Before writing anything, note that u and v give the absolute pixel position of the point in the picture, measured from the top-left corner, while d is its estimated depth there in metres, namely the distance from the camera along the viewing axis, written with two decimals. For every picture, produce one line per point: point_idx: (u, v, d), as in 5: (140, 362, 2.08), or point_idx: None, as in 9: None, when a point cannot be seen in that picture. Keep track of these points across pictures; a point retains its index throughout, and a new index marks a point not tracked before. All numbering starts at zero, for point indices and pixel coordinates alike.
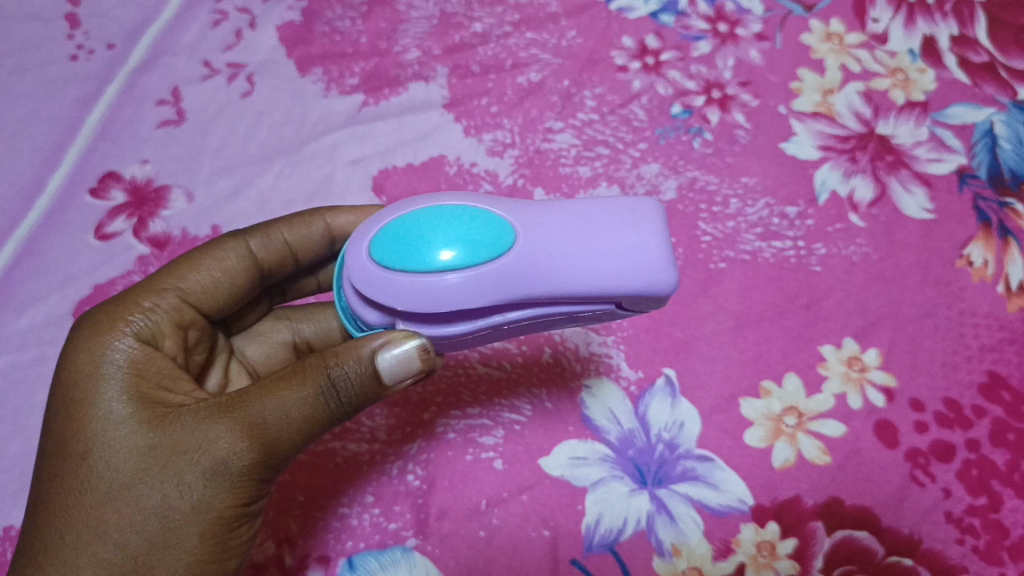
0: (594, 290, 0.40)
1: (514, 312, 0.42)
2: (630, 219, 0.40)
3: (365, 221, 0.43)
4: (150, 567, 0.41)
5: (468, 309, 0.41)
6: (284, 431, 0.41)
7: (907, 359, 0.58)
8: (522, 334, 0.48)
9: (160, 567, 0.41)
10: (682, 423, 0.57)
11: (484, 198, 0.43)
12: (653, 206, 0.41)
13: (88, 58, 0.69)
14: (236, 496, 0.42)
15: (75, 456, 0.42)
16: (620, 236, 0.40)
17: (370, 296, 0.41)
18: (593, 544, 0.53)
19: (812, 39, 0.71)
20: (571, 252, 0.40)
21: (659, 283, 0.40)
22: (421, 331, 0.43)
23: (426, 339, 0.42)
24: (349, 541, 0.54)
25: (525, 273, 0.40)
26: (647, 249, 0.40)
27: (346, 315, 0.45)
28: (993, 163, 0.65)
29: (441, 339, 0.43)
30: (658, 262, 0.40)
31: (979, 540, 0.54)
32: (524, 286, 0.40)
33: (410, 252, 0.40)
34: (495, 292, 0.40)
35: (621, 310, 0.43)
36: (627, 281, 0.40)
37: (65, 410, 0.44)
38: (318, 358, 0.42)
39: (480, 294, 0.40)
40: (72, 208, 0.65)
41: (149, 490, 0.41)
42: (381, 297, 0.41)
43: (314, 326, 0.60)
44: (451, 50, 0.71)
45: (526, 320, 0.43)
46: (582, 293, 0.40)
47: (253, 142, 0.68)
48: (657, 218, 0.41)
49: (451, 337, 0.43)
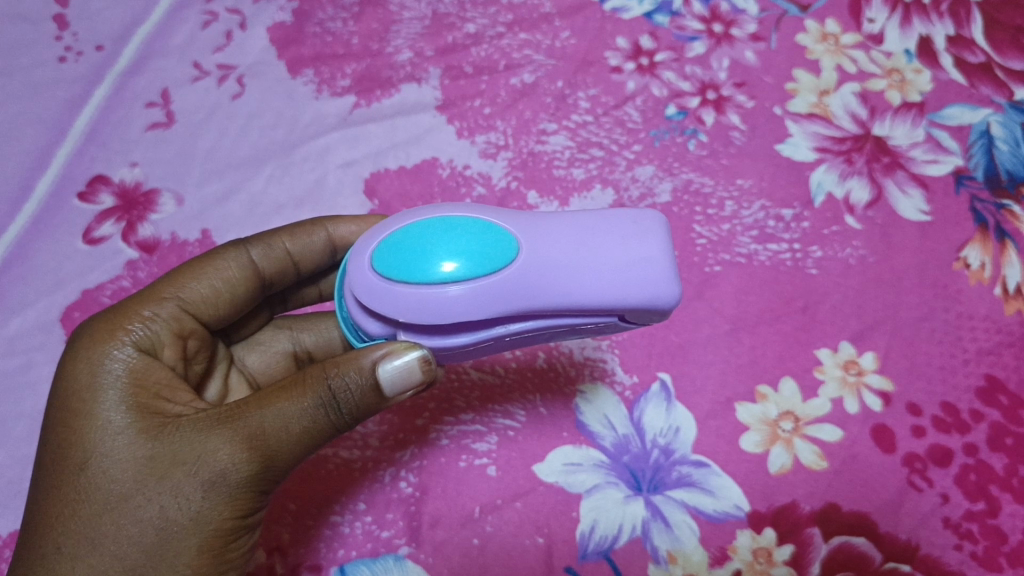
0: (597, 303, 0.40)
1: (515, 324, 0.42)
2: (634, 231, 0.40)
3: (367, 231, 0.43)
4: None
5: (470, 321, 0.40)
6: (284, 442, 0.41)
7: (904, 363, 0.58)
8: (522, 345, 0.48)
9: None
10: (677, 429, 0.56)
11: (486, 209, 0.42)
12: (657, 218, 0.41)
13: (77, 60, 0.69)
14: (236, 508, 0.41)
15: (72, 467, 0.42)
16: (623, 249, 0.40)
17: (371, 307, 0.41)
18: (588, 552, 0.53)
19: (808, 39, 0.71)
20: (574, 264, 0.40)
21: (662, 297, 0.39)
22: (423, 342, 0.42)
23: (427, 350, 0.42)
24: (341, 549, 0.53)
25: (527, 285, 0.40)
26: (652, 261, 0.39)
27: (348, 325, 0.45)
28: (989, 165, 0.65)
29: (442, 350, 0.43)
30: (663, 275, 0.39)
31: (978, 546, 0.53)
32: (527, 298, 0.40)
33: (411, 264, 0.39)
34: (498, 306, 0.40)
35: (623, 322, 0.42)
36: (632, 294, 0.39)
37: (63, 419, 0.43)
38: (318, 368, 0.42)
39: (482, 306, 0.40)
40: (60, 212, 0.64)
41: (148, 501, 0.40)
42: (382, 308, 0.40)
43: (314, 334, 0.59)
44: (443, 51, 0.70)
45: (527, 332, 0.43)
46: (585, 306, 0.40)
47: (244, 145, 0.67)
48: (661, 229, 0.40)
49: (453, 349, 0.42)
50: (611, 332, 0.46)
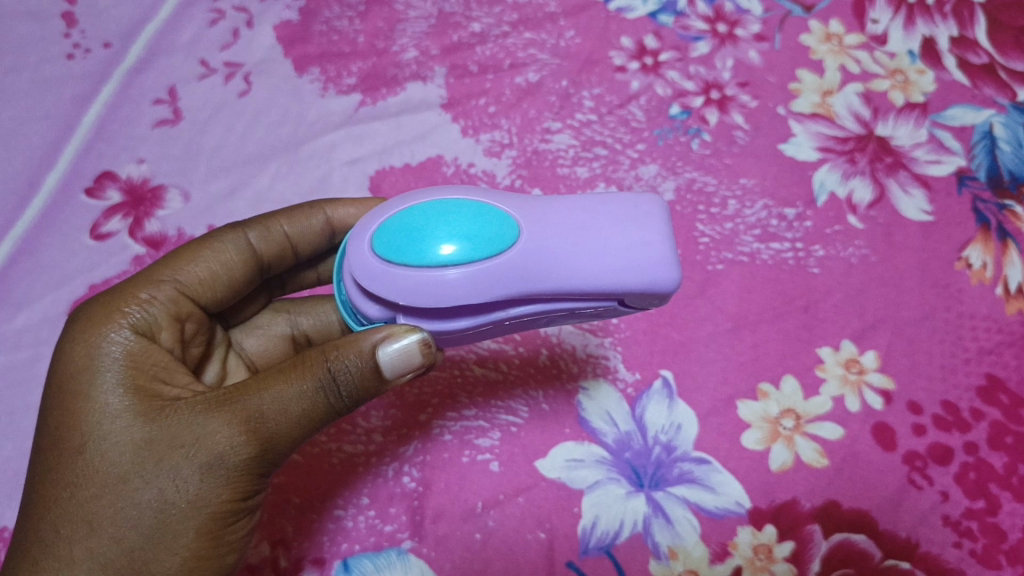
0: (599, 286, 0.40)
1: (514, 306, 0.42)
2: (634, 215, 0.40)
3: (367, 213, 0.43)
4: (146, 562, 0.41)
5: (468, 305, 0.41)
6: (282, 425, 0.41)
7: (906, 361, 0.58)
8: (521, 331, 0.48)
9: (155, 562, 0.41)
10: (679, 425, 0.56)
11: (486, 192, 0.42)
12: (657, 203, 0.41)
13: (85, 56, 0.69)
14: (234, 491, 0.42)
15: (71, 450, 0.42)
16: (623, 233, 0.40)
17: (370, 289, 0.41)
18: (589, 547, 0.53)
19: (812, 39, 0.71)
20: (574, 247, 0.40)
21: (662, 281, 0.40)
22: (422, 326, 0.43)
23: (427, 334, 0.42)
24: (344, 542, 0.53)
25: (528, 268, 0.40)
26: (652, 244, 0.40)
27: (347, 309, 0.45)
28: (992, 165, 0.65)
29: (441, 334, 0.43)
30: (662, 260, 0.40)
31: (977, 543, 0.53)
32: (526, 282, 0.40)
33: (412, 246, 0.40)
34: (496, 288, 0.40)
35: (623, 306, 0.43)
36: (631, 279, 0.39)
37: (61, 402, 0.43)
38: (318, 351, 0.42)
39: (481, 289, 0.40)
40: (67, 208, 0.65)
41: (146, 484, 0.41)
42: (381, 291, 0.41)
43: (313, 318, 0.59)
44: (449, 49, 0.71)
45: (528, 315, 0.43)
46: (585, 289, 0.40)
47: (250, 141, 0.67)
48: (660, 213, 0.40)
49: (452, 332, 0.43)
50: (610, 317, 0.47)
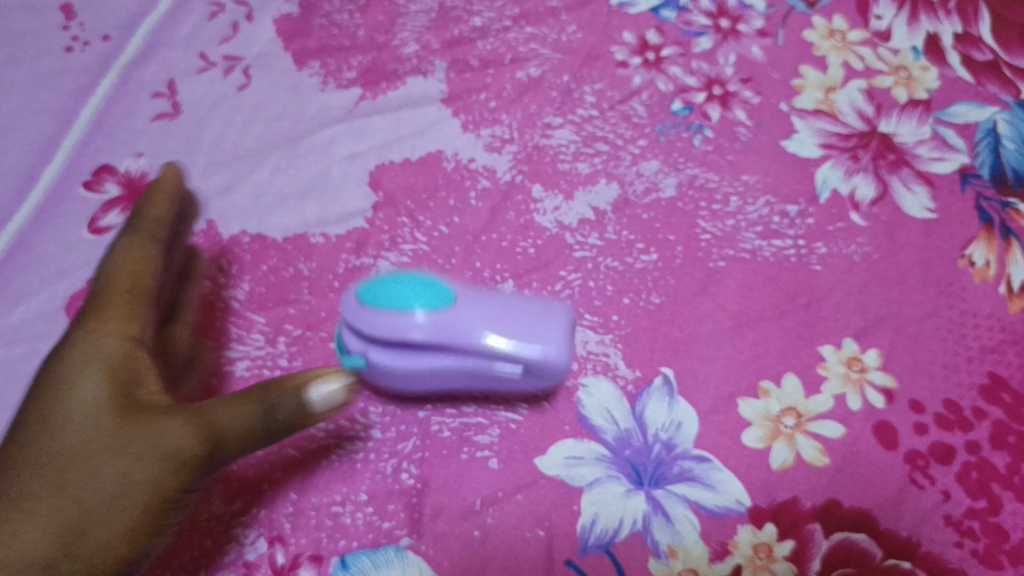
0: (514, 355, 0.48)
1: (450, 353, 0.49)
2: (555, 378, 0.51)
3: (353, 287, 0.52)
4: (84, 534, 0.42)
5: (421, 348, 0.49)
6: (228, 436, 0.44)
7: (908, 361, 0.58)
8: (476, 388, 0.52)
9: (94, 534, 0.42)
10: (679, 423, 0.56)
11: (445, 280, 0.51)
12: (563, 313, 0.51)
13: (83, 49, 0.70)
14: (184, 482, 0.43)
15: (43, 432, 0.45)
16: (534, 327, 0.49)
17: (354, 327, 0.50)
18: (589, 545, 0.52)
19: (815, 35, 0.72)
20: (499, 323, 0.48)
21: (556, 361, 0.49)
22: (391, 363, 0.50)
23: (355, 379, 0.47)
24: (342, 540, 0.52)
25: (463, 329, 0.48)
26: (554, 337, 0.49)
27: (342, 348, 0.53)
28: (995, 163, 0.65)
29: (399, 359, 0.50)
30: (558, 346, 0.49)
31: (979, 544, 0.52)
32: (461, 339, 0.48)
33: (384, 301, 0.49)
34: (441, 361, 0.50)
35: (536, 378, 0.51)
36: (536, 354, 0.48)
37: (46, 391, 0.47)
38: (264, 385, 0.46)
39: (433, 336, 0.48)
40: (66, 201, 0.64)
41: (105, 462, 0.43)
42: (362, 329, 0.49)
43: (192, 289, 0.58)
44: (450, 44, 0.71)
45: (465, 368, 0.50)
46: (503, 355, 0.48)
47: (249, 136, 0.67)
48: (563, 320, 0.50)
49: (412, 370, 0.51)
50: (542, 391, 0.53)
